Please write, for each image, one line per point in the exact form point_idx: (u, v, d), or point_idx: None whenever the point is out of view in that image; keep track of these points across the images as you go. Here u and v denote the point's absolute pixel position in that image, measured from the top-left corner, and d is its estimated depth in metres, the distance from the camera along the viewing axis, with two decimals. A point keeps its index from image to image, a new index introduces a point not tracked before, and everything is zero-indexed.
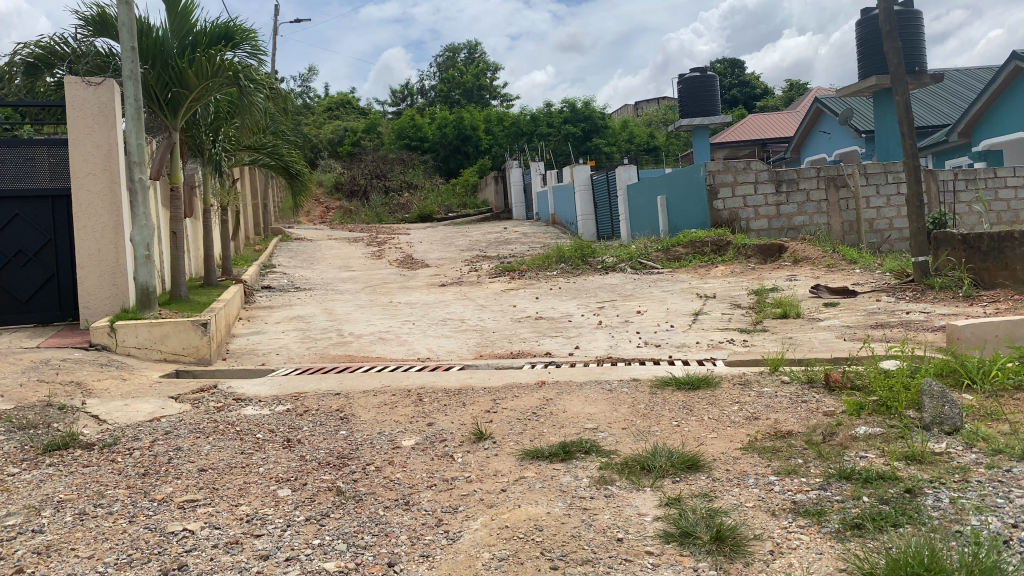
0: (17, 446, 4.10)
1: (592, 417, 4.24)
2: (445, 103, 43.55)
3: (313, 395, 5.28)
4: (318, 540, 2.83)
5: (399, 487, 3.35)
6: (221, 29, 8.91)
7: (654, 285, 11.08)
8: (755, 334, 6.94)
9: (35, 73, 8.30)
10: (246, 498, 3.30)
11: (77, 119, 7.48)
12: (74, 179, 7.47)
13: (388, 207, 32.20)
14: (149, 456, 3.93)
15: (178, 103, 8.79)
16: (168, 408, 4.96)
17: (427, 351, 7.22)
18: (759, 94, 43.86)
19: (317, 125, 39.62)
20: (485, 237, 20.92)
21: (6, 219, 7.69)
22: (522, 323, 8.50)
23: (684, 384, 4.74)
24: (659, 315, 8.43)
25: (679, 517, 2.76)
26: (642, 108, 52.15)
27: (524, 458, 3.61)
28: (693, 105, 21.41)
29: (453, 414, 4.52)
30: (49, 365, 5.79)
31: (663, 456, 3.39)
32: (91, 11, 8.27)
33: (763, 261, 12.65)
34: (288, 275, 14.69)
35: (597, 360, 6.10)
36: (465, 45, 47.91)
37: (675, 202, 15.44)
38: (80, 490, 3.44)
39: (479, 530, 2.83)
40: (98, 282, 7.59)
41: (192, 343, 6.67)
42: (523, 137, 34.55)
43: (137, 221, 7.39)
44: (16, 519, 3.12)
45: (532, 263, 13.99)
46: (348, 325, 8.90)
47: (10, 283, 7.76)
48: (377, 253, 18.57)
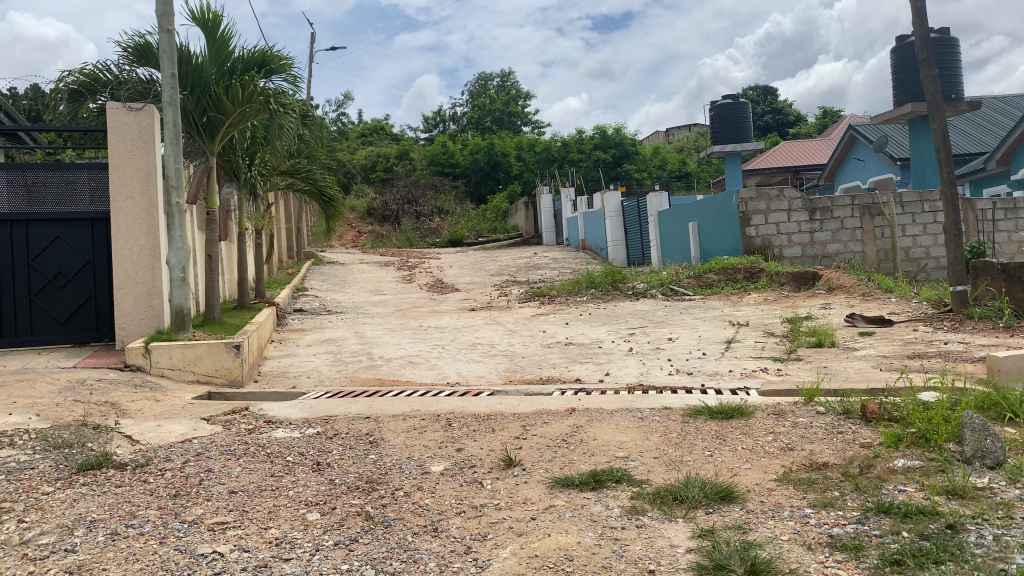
0: (53, 465, 4.16)
1: (623, 446, 4.19)
2: (477, 129, 44.00)
3: (343, 418, 5.28)
4: (347, 565, 2.82)
5: (428, 513, 3.33)
6: (257, 57, 9.05)
7: (686, 312, 11.00)
8: (789, 363, 6.85)
9: (79, 100, 8.52)
10: (276, 521, 3.30)
11: (118, 144, 7.64)
12: (114, 203, 7.63)
13: (419, 231, 32.48)
14: (180, 478, 3.95)
15: (214, 129, 8.95)
16: (200, 430, 4.99)
17: (457, 375, 7.23)
18: (791, 121, 43.75)
19: (351, 151, 40.13)
20: (515, 262, 20.95)
21: (47, 241, 7.84)
22: (552, 349, 8.47)
23: (718, 414, 4.68)
24: (691, 342, 8.32)
25: (713, 549, 2.71)
26: (674, 134, 52.33)
27: (554, 486, 3.57)
28: (724, 132, 21.36)
29: (482, 440, 4.50)
30: (85, 386, 5.86)
31: (696, 486, 3.33)
32: (132, 40, 8.48)
33: (797, 289, 12.49)
34: (320, 298, 14.83)
35: (628, 387, 6.04)
36: (498, 73, 48.69)
37: (707, 228, 15.36)
38: (112, 511, 3.46)
39: (509, 559, 2.80)
40: (135, 304, 7.71)
41: (225, 365, 6.75)
42: (554, 163, 34.80)
43: (173, 244, 7.44)
44: (49, 538, 3.15)
45: (562, 288, 13.99)
46: (379, 349, 8.94)
47: (49, 305, 7.89)
48: (407, 277, 18.70)
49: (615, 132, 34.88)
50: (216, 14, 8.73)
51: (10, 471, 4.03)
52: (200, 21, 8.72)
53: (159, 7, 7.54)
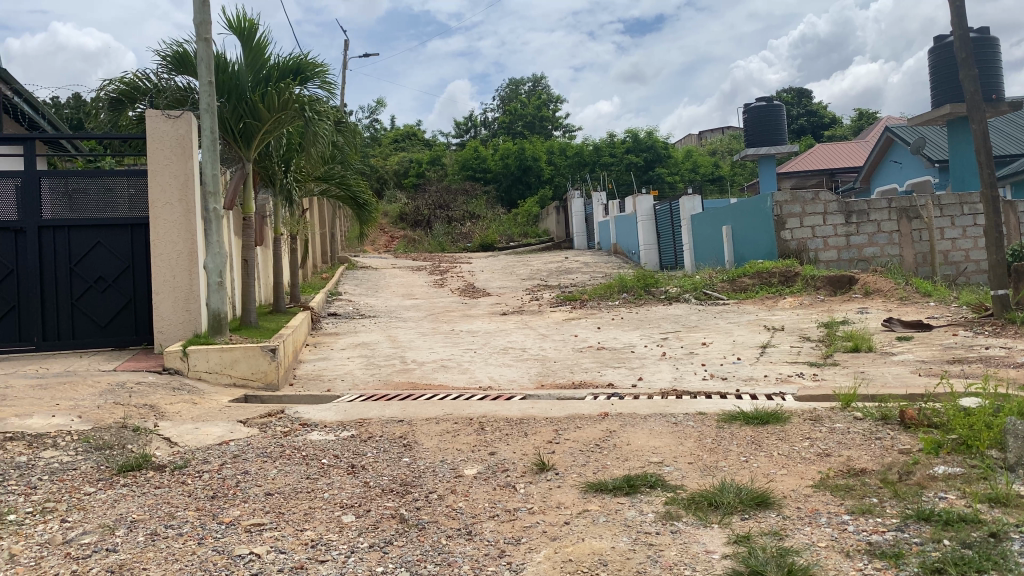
0: (94, 466, 4.24)
1: (656, 451, 4.17)
2: (508, 134, 44.10)
3: (377, 422, 5.31)
4: (382, 567, 2.84)
5: (462, 516, 3.35)
6: (292, 64, 9.16)
7: (719, 316, 10.90)
8: (825, 368, 6.77)
9: (119, 108, 8.73)
10: (311, 523, 3.34)
11: (157, 151, 7.78)
12: (153, 209, 7.78)
13: (451, 236, 32.61)
14: (217, 479, 4.01)
15: (250, 135, 9.08)
16: (237, 432, 5.05)
17: (489, 379, 7.23)
18: (827, 123, 43.25)
19: (384, 156, 40.42)
20: (546, 266, 20.94)
21: (88, 247, 8.00)
22: (584, 353, 8.44)
23: (753, 420, 4.63)
24: (725, 347, 8.26)
25: (749, 555, 2.69)
26: (707, 137, 51.98)
27: (587, 490, 3.56)
28: (758, 134, 21.17)
29: (515, 444, 4.50)
30: (125, 388, 5.96)
31: (731, 492, 3.30)
32: (170, 48, 8.62)
33: (833, 293, 12.33)
34: (353, 302, 14.98)
35: (662, 392, 5.99)
36: (529, 78, 48.78)
37: (741, 231, 15.23)
38: (152, 511, 3.52)
39: (543, 563, 2.80)
40: (173, 308, 7.84)
41: (261, 368, 6.84)
42: (586, 166, 34.68)
43: (210, 248, 7.55)
44: (91, 538, 3.22)
45: (595, 293, 13.96)
46: (412, 352, 8.99)
47: (90, 309, 8.05)
48: (439, 282, 18.77)
49: (647, 135, 34.75)
50: (252, 22, 8.85)
51: (54, 471, 4.12)
52: (236, 29, 8.85)
53: (197, 16, 7.67)
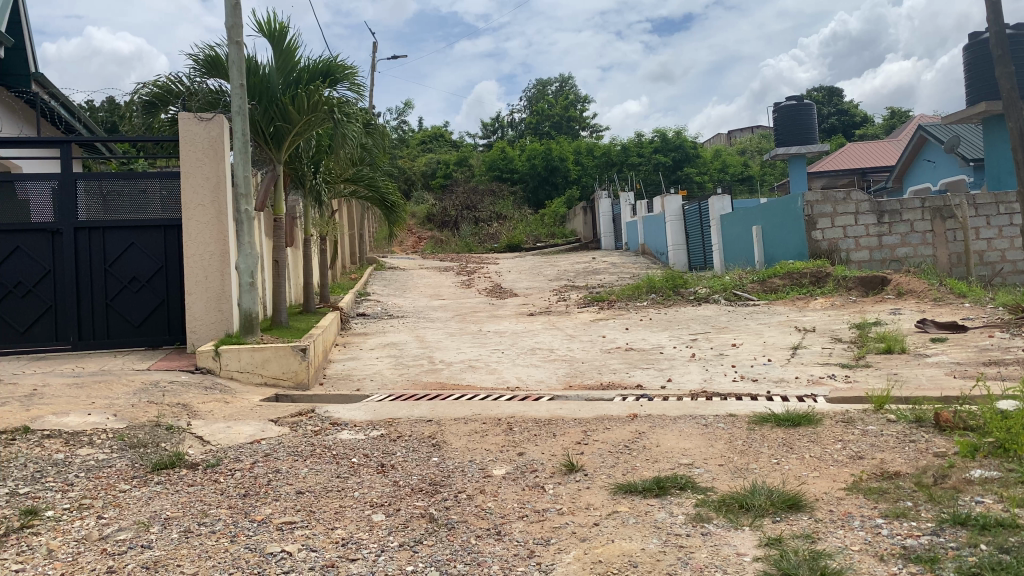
0: (129, 464, 4.31)
1: (687, 452, 4.15)
2: (535, 134, 44.11)
3: (406, 421, 5.34)
4: (412, 566, 2.85)
5: (491, 516, 3.35)
6: (322, 67, 9.23)
7: (749, 317, 10.82)
8: (858, 370, 6.69)
9: (152, 111, 8.84)
10: (342, 522, 3.36)
11: (189, 153, 7.88)
12: (186, 210, 7.88)
13: (478, 236, 32.70)
14: (249, 478, 4.05)
15: (281, 137, 9.18)
16: (269, 431, 5.11)
17: (517, 380, 7.24)
18: (858, 122, 42.75)
19: (411, 157, 40.62)
20: (574, 267, 20.90)
21: (122, 248, 8.12)
22: (612, 355, 8.42)
23: (784, 421, 4.59)
24: (756, 348, 8.19)
25: (781, 558, 2.67)
26: (736, 137, 51.56)
27: (617, 492, 3.55)
28: (789, 134, 20.97)
29: (544, 444, 4.50)
30: (158, 387, 6.05)
31: (763, 494, 3.28)
32: (203, 52, 8.74)
33: (865, 294, 12.18)
34: (382, 302, 15.07)
35: (692, 394, 5.96)
36: (556, 78, 48.77)
37: (771, 232, 15.10)
38: (185, 509, 3.57)
39: (573, 563, 2.80)
40: (205, 308, 7.94)
41: (292, 368, 6.91)
42: (614, 166, 34.55)
43: (241, 250, 7.63)
44: (127, 534, 3.27)
45: (623, 293, 13.91)
46: (440, 353, 9.02)
47: (124, 309, 8.18)
48: (467, 282, 18.83)
49: (675, 134, 34.55)
50: (282, 25, 8.94)
51: (90, 468, 4.20)
52: (267, 32, 8.94)
53: (229, 19, 7.76)
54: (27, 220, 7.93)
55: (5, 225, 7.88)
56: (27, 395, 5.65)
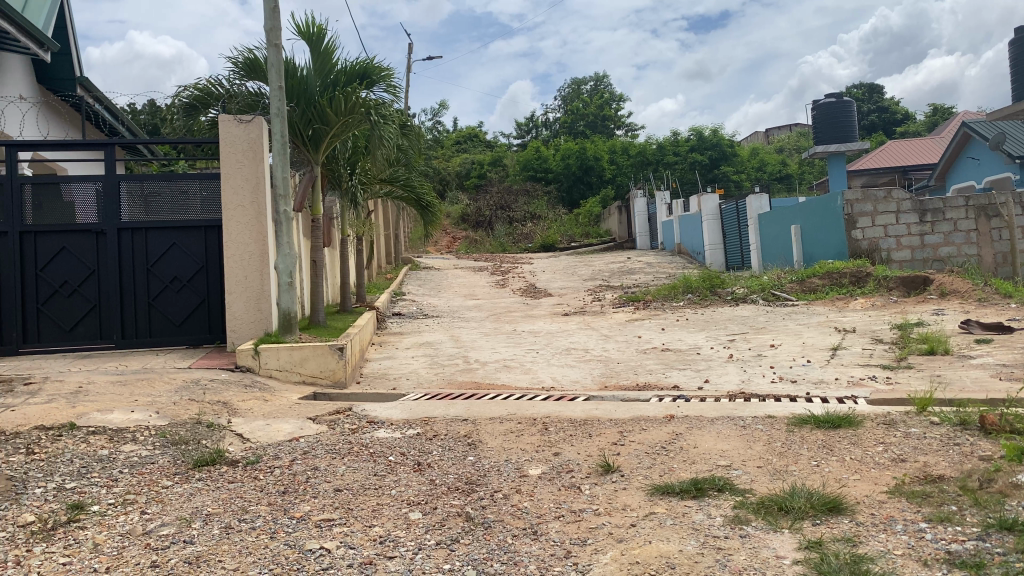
0: (171, 460, 4.39)
1: (725, 454, 4.11)
2: (570, 133, 44.04)
3: (442, 420, 5.37)
4: (449, 565, 2.87)
5: (527, 516, 3.36)
6: (359, 68, 9.30)
7: (788, 318, 10.69)
8: (899, 371, 6.57)
9: (192, 114, 8.97)
10: (380, 519, 3.39)
11: (229, 155, 8.00)
12: (226, 211, 8.00)
13: (512, 236, 32.76)
14: (288, 475, 4.11)
15: (319, 139, 9.28)
16: (307, 429, 5.17)
17: (553, 380, 7.24)
18: (899, 119, 42.03)
19: (446, 158, 40.83)
20: (609, 267, 20.83)
21: (164, 248, 8.28)
22: (648, 355, 8.37)
23: (824, 423, 4.53)
24: (795, 349, 8.09)
25: (820, 561, 2.64)
26: (774, 135, 50.97)
27: (654, 493, 3.53)
28: (828, 132, 20.68)
29: (580, 445, 4.50)
30: (199, 385, 6.16)
31: (802, 497, 3.24)
32: (242, 55, 8.87)
33: (907, 294, 11.97)
34: (417, 302, 15.16)
35: (729, 395, 5.91)
36: (591, 78, 48.68)
37: (810, 231, 14.90)
38: (225, 505, 3.63)
39: (610, 564, 2.80)
40: (245, 307, 8.06)
41: (330, 367, 6.99)
42: (649, 166, 34.37)
43: (280, 250, 7.72)
44: (170, 529, 3.33)
45: (658, 293, 13.84)
46: (474, 352, 9.05)
47: (166, 307, 8.33)
48: (501, 282, 18.88)
49: (712, 133, 34.25)
50: (320, 27, 9.03)
51: (133, 464, 4.28)
52: (305, 35, 9.04)
53: (268, 22, 7.87)
54: (73, 221, 8.11)
55: (51, 226, 8.06)
56: (73, 392, 5.79)
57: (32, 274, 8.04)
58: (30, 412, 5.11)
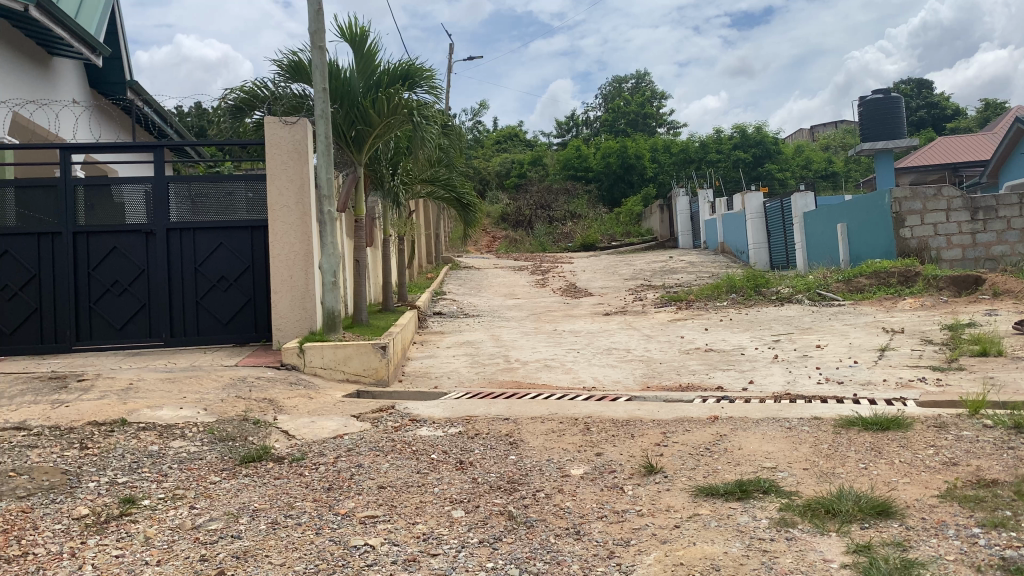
0: (219, 456, 4.48)
1: (770, 456, 4.06)
2: (611, 132, 43.84)
3: (484, 419, 5.40)
4: (492, 563, 2.88)
5: (570, 516, 3.36)
6: (402, 70, 9.34)
7: (834, 318, 10.52)
8: (950, 373, 6.43)
9: (238, 116, 9.13)
10: (423, 517, 3.42)
11: (275, 156, 8.12)
12: (272, 212, 8.13)
13: (552, 236, 32.77)
14: (333, 472, 4.16)
15: (362, 140, 9.39)
16: (351, 427, 5.23)
17: (594, 380, 7.22)
18: (949, 115, 41.08)
19: (487, 157, 40.97)
20: (650, 266, 20.69)
21: (212, 248, 8.43)
22: (691, 355, 8.30)
23: (872, 425, 4.45)
24: (841, 350, 7.95)
25: (869, 566, 2.60)
26: (819, 132, 50.16)
27: (698, 494, 3.50)
28: (875, 128, 20.28)
29: (622, 445, 4.48)
30: (245, 383, 6.26)
31: (850, 499, 3.19)
32: (287, 57, 9.00)
33: (957, 294, 11.69)
34: (458, 301, 15.23)
35: (774, 396, 5.84)
36: (632, 76, 48.42)
37: (857, 229, 14.62)
38: (272, 501, 3.69)
39: (653, 565, 2.78)
40: (290, 306, 8.18)
41: (372, 365, 7.06)
42: (692, 164, 34.00)
43: (324, 250, 7.81)
44: (218, 524, 3.40)
45: (701, 293, 13.71)
46: (515, 352, 9.05)
47: (214, 306, 8.48)
48: (542, 281, 18.87)
49: (755, 130, 33.82)
50: (363, 29, 9.12)
51: (182, 460, 4.37)
52: (348, 37, 9.14)
53: (312, 26, 7.97)
54: (123, 221, 8.30)
55: (103, 226, 8.27)
56: (123, 388, 5.93)
57: (84, 273, 8.26)
58: (83, 408, 5.24)
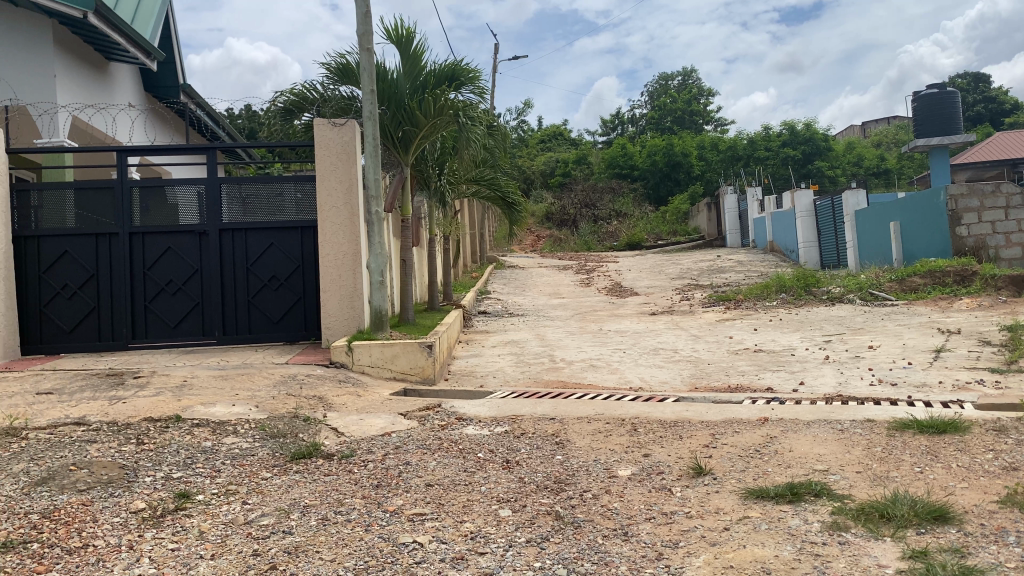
0: (270, 453, 4.56)
1: (822, 458, 4.00)
2: (657, 130, 43.51)
3: (530, 418, 5.41)
4: (540, 563, 2.88)
5: (617, 516, 3.35)
6: (447, 71, 9.36)
7: (887, 318, 10.30)
8: (1010, 375, 6.24)
9: (288, 119, 9.29)
10: (470, 515, 3.43)
11: (324, 157, 8.24)
12: (321, 212, 8.25)
13: (598, 235, 32.66)
14: (381, 469, 4.21)
15: (408, 141, 9.48)
16: (398, 424, 5.28)
17: (641, 380, 7.18)
18: (1008, 109, 39.89)
19: (531, 156, 41.00)
20: (697, 265, 20.48)
21: (263, 248, 8.58)
22: (739, 356, 8.20)
23: (927, 428, 4.35)
24: (895, 351, 7.78)
25: (926, 572, 2.54)
26: (871, 128, 49.16)
27: (747, 497, 3.46)
28: (930, 124, 19.82)
29: (670, 446, 4.45)
30: (295, 380, 6.37)
31: (905, 504, 3.12)
32: (335, 60, 9.12)
33: (1017, 294, 11.37)
34: (503, 300, 15.27)
35: (826, 397, 5.74)
36: (679, 73, 48.00)
37: (911, 227, 14.30)
38: (322, 497, 3.74)
39: (703, 568, 2.76)
40: (339, 305, 8.29)
41: (419, 363, 7.11)
42: (739, 161, 33.51)
43: (372, 250, 7.89)
44: (270, 519, 3.46)
45: (750, 293, 13.52)
46: (561, 351, 9.05)
47: (265, 305, 8.63)
48: (587, 280, 18.81)
49: (805, 127, 33.28)
50: (409, 31, 9.19)
51: (235, 456, 4.46)
52: (395, 39, 9.22)
53: (360, 27, 8.06)
54: (177, 222, 8.49)
55: (157, 227, 8.47)
56: (178, 385, 6.07)
57: (140, 273, 8.47)
58: (140, 405, 5.38)
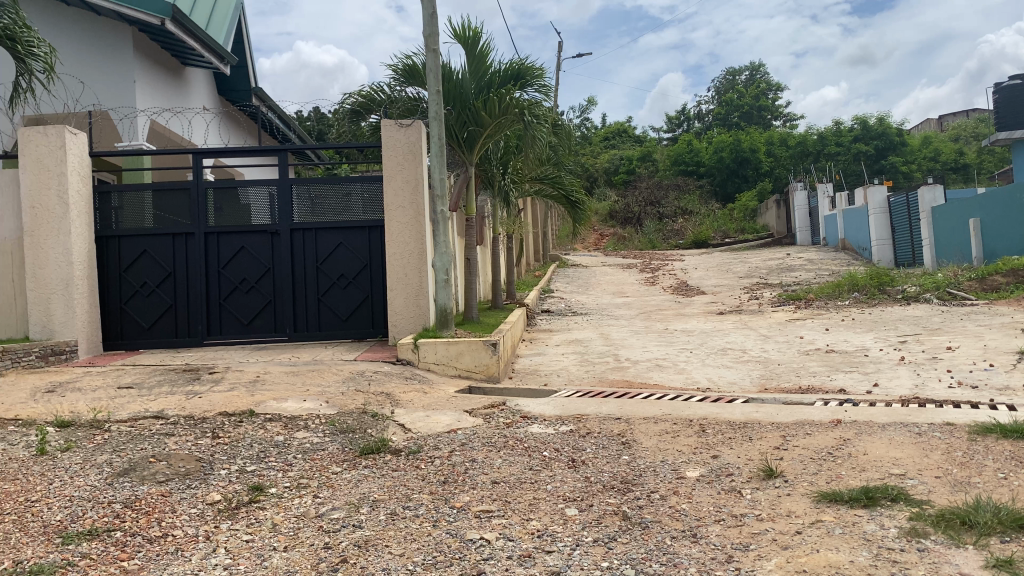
0: (340, 448, 4.65)
1: (898, 462, 3.88)
2: (724, 126, 42.83)
3: (595, 418, 5.39)
4: (607, 563, 2.88)
5: (686, 518, 3.32)
6: (512, 70, 9.41)
7: (967, 318, 9.95)
8: None
9: (356, 120, 9.46)
10: (537, 514, 3.44)
11: (391, 158, 8.35)
12: (388, 212, 8.36)
13: (662, 232, 32.34)
14: (448, 465, 4.25)
15: (474, 140, 9.54)
16: (464, 421, 5.33)
17: (708, 380, 7.09)
18: None
19: (595, 154, 40.83)
20: (765, 263, 20.08)
21: (331, 247, 8.74)
22: (811, 356, 8.03)
23: (1012, 433, 4.18)
24: (975, 352, 7.51)
25: None
26: (949, 122, 47.50)
27: (820, 500, 3.39)
28: (1011, 116, 19.06)
29: (739, 448, 4.38)
30: (363, 377, 6.48)
31: (988, 511, 3.01)
32: (402, 61, 9.24)
33: None
34: (567, 299, 15.24)
35: (902, 399, 5.57)
36: (746, 68, 47.20)
37: (992, 224, 13.77)
38: (390, 493, 3.80)
39: (774, 572, 2.71)
40: (405, 303, 8.40)
41: (483, 361, 7.15)
42: (809, 157, 32.80)
43: (437, 249, 7.97)
44: (341, 513, 3.53)
45: (821, 292, 13.21)
46: (626, 350, 8.99)
47: (334, 303, 8.80)
48: (652, 279, 18.63)
49: (878, 121, 32.34)
50: (475, 30, 9.25)
51: (306, 450, 4.57)
52: (461, 39, 9.29)
53: (427, 29, 8.15)
54: (249, 222, 8.72)
55: (231, 227, 8.72)
56: (251, 381, 6.24)
57: (215, 272, 8.73)
58: (215, 399, 5.55)
